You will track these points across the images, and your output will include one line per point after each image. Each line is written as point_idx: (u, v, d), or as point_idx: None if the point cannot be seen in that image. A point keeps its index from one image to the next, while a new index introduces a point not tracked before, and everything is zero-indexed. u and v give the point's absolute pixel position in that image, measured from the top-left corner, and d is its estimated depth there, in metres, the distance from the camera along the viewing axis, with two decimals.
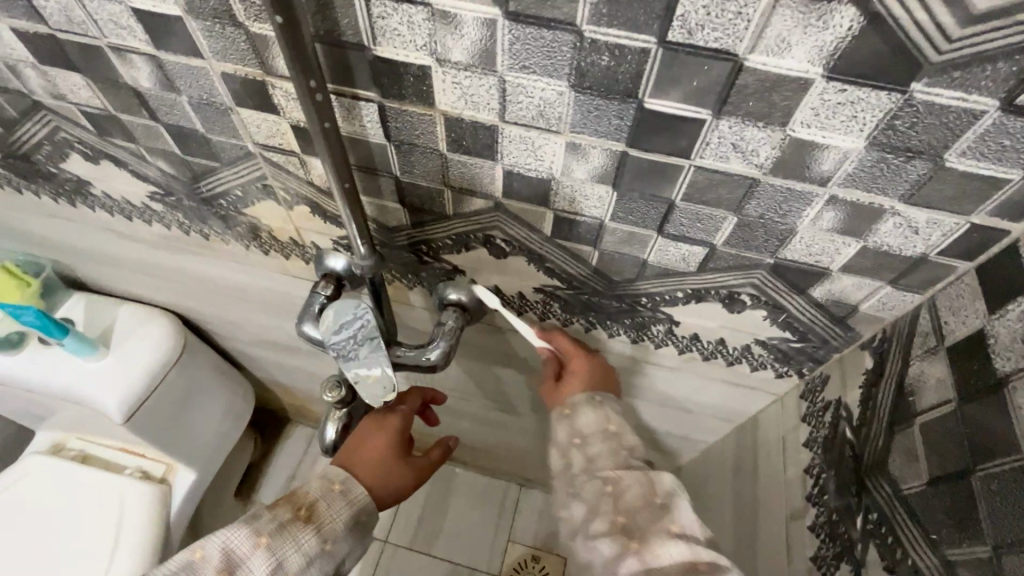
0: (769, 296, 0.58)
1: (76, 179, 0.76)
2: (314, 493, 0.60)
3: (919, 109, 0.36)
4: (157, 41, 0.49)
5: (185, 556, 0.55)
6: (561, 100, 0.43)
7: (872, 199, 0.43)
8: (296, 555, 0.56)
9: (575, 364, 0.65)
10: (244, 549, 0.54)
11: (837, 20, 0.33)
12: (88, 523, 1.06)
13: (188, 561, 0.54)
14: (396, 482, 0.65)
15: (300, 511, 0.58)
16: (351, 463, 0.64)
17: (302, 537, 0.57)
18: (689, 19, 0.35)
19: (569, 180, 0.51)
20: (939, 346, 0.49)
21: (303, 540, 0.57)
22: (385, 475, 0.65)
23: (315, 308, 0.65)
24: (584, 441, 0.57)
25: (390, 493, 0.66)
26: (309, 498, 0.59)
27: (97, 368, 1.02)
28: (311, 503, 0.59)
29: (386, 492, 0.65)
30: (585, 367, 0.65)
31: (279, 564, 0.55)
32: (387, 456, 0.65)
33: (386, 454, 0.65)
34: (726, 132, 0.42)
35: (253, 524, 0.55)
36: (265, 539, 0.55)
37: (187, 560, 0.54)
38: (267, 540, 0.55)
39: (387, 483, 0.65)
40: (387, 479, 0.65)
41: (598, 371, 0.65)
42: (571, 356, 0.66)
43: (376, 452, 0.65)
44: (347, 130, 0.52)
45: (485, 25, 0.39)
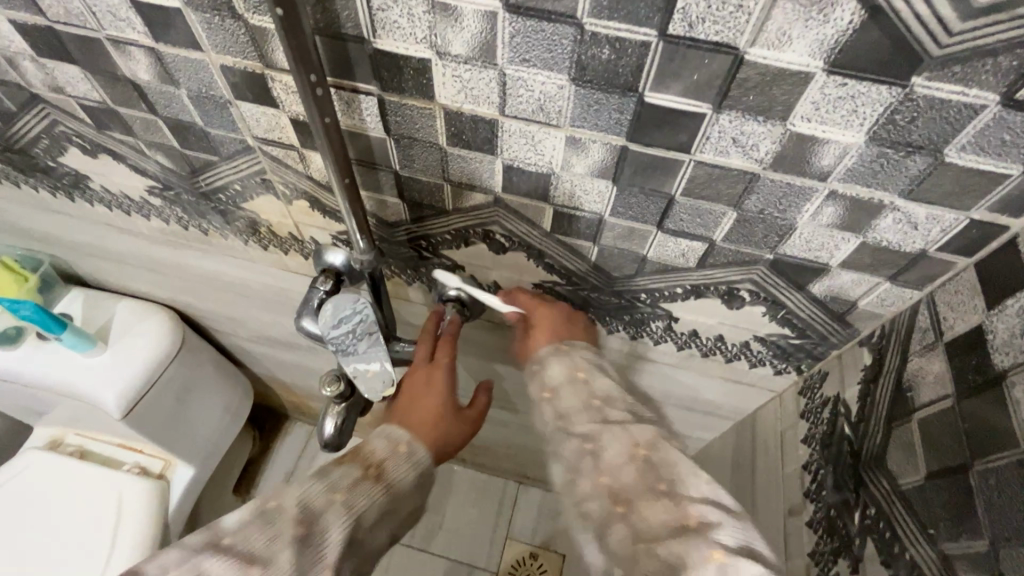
0: (768, 292, 0.58)
1: (75, 173, 0.76)
2: (381, 449, 0.54)
3: (919, 104, 0.36)
4: (157, 33, 0.49)
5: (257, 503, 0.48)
6: (561, 93, 0.43)
7: (872, 194, 0.43)
8: (372, 510, 0.51)
9: (537, 318, 0.63)
10: (321, 503, 0.48)
11: (838, 14, 0.33)
12: (87, 519, 1.06)
13: (260, 510, 0.47)
14: (454, 440, 0.60)
15: (369, 469, 0.52)
16: (407, 424, 0.58)
17: (376, 491, 0.51)
18: (690, 11, 0.35)
19: (569, 175, 0.51)
20: (937, 342, 0.49)
21: (376, 496, 0.51)
22: (445, 434, 0.59)
23: (313, 302, 0.64)
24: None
25: (449, 453, 0.60)
26: (378, 457, 0.53)
27: (95, 364, 1.02)
28: (380, 460, 0.53)
29: (446, 451, 0.60)
30: (546, 317, 0.63)
31: (358, 522, 0.50)
32: (443, 412, 0.60)
33: (442, 411, 0.60)
34: (726, 127, 0.42)
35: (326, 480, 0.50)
36: (341, 494, 0.49)
37: (257, 511, 0.47)
38: (344, 497, 0.49)
39: (447, 441, 0.59)
40: (447, 438, 0.59)
41: (563, 320, 0.63)
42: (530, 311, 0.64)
43: (431, 409, 0.60)
44: (347, 123, 0.52)
45: (485, 18, 0.39)
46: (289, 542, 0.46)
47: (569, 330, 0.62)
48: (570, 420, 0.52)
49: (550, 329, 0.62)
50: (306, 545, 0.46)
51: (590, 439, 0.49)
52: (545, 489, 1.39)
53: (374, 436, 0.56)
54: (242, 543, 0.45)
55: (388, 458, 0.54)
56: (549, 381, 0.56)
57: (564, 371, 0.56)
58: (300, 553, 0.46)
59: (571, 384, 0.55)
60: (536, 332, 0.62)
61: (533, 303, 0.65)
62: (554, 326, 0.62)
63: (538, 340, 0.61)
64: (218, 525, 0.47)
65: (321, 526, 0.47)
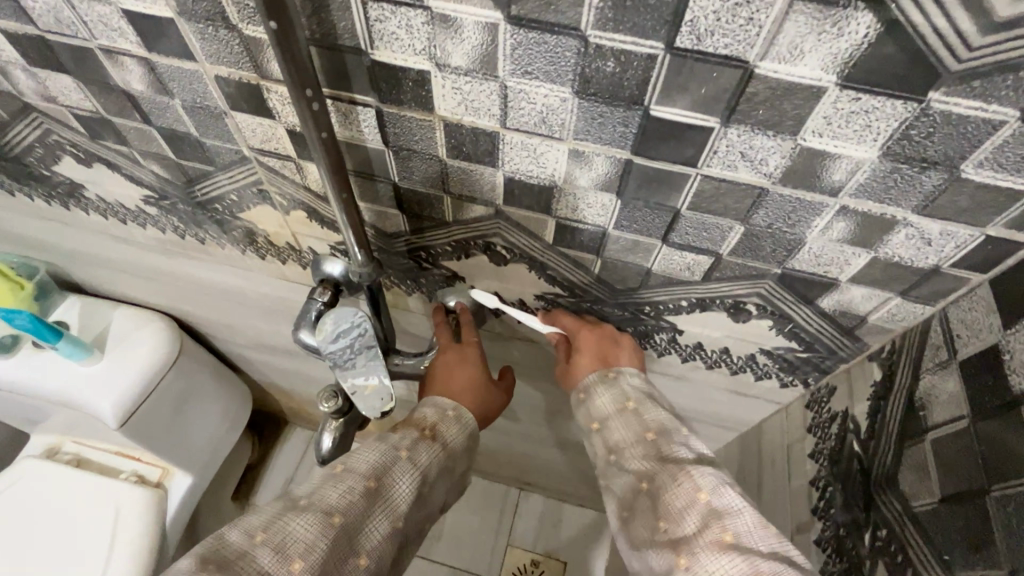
0: (775, 306, 0.56)
1: (69, 182, 0.75)
2: (431, 416, 0.58)
3: (936, 119, 0.35)
4: (149, 43, 0.47)
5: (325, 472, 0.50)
6: (565, 106, 0.42)
7: (884, 210, 0.42)
8: (433, 466, 0.54)
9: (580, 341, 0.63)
10: (388, 459, 0.51)
11: (853, 27, 0.31)
12: (83, 527, 1.05)
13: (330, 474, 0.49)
14: (492, 406, 0.64)
15: (424, 431, 0.56)
16: (451, 393, 0.61)
17: (433, 450, 0.55)
18: (699, 24, 0.33)
19: (572, 187, 0.49)
20: (951, 361, 0.48)
21: (434, 455, 0.55)
22: (484, 400, 0.63)
23: (312, 314, 0.63)
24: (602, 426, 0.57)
25: (487, 418, 0.64)
26: (430, 421, 0.57)
27: (92, 373, 1.01)
28: (434, 423, 0.57)
29: (484, 416, 0.64)
30: (589, 341, 0.63)
31: (422, 478, 0.52)
32: (481, 382, 0.63)
33: (480, 381, 0.63)
34: (735, 141, 0.40)
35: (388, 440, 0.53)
36: (406, 451, 0.53)
37: (329, 474, 0.49)
38: (408, 454, 0.52)
39: (486, 407, 0.63)
40: (485, 405, 0.63)
41: (606, 342, 0.64)
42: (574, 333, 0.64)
43: (470, 379, 0.63)
44: (344, 135, 0.51)
45: (486, 30, 0.38)
46: (364, 497, 0.47)
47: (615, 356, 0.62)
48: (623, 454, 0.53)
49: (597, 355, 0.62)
50: (378, 500, 0.48)
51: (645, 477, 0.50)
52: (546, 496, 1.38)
53: (425, 404, 0.59)
54: (322, 501, 0.46)
55: (440, 421, 0.58)
56: (595, 411, 0.58)
57: (613, 402, 0.58)
58: (373, 508, 0.48)
59: (620, 414, 0.56)
60: (583, 356, 0.62)
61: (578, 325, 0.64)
62: (600, 349, 0.62)
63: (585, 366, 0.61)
64: (289, 493, 0.48)
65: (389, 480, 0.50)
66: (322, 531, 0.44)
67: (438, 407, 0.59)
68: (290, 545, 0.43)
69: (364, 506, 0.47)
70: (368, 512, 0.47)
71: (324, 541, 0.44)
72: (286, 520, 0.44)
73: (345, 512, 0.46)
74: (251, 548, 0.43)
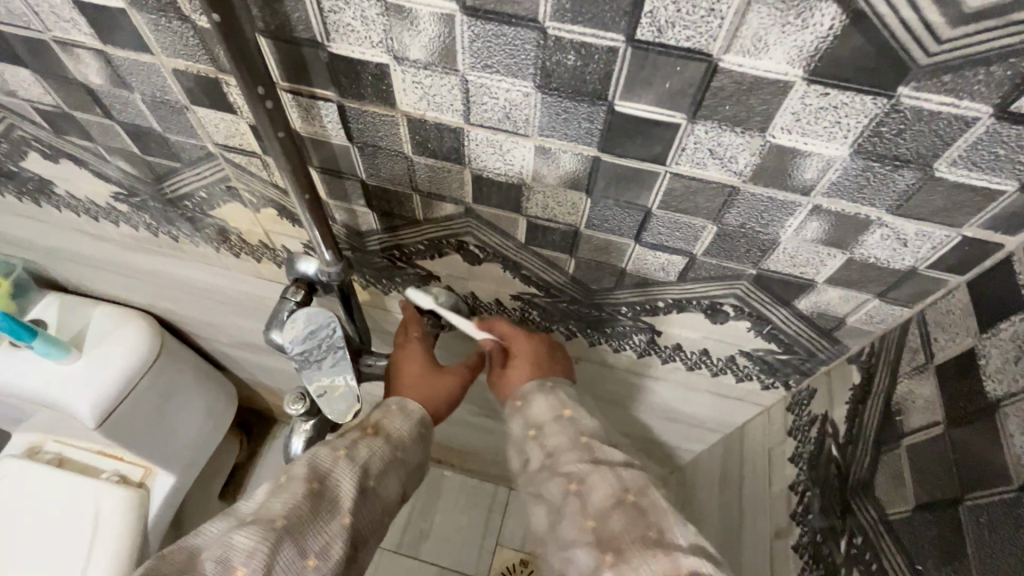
0: (753, 307, 0.55)
1: (38, 178, 0.73)
2: (375, 415, 0.58)
3: (907, 115, 0.34)
4: (103, 35, 0.46)
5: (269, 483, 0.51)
6: (528, 102, 0.40)
7: (858, 209, 0.41)
8: (375, 461, 0.54)
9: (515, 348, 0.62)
10: (328, 463, 0.52)
11: (816, 19, 0.30)
12: (64, 527, 1.04)
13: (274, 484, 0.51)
14: (444, 388, 0.62)
15: (367, 429, 0.56)
16: (394, 392, 0.61)
17: (375, 445, 0.55)
18: (659, 15, 0.32)
19: (542, 186, 0.48)
20: (928, 365, 0.46)
21: (376, 449, 0.55)
22: (429, 386, 0.61)
23: (282, 314, 0.62)
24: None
25: (444, 406, 0.62)
26: (372, 418, 0.58)
27: (70, 372, 0.99)
28: (375, 420, 0.57)
29: (442, 402, 0.62)
30: (525, 348, 0.62)
31: (364, 472, 0.53)
32: (425, 371, 0.62)
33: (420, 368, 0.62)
34: (703, 137, 0.39)
35: (330, 441, 0.54)
36: (344, 451, 0.53)
37: (273, 487, 0.50)
38: (346, 453, 0.53)
39: (438, 394, 0.62)
40: (433, 391, 0.61)
41: (540, 349, 0.62)
42: (510, 339, 0.63)
43: (414, 370, 0.62)
44: (307, 130, 0.49)
45: (442, 21, 0.36)
46: (308, 499, 0.49)
47: (549, 366, 0.61)
48: (557, 458, 0.51)
49: (533, 357, 0.61)
50: (323, 502, 0.50)
51: (575, 479, 0.48)
52: None
53: (372, 406, 0.60)
54: (267, 512, 0.48)
55: (382, 417, 0.58)
56: (533, 418, 0.55)
57: (551, 408, 0.55)
58: (318, 511, 0.49)
59: None
60: (516, 365, 0.61)
61: (515, 331, 0.63)
62: (534, 357, 0.61)
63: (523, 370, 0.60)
64: (240, 510, 0.49)
65: (332, 481, 0.51)
66: (263, 536, 0.46)
67: (382, 406, 0.59)
68: (230, 557, 0.45)
69: (309, 510, 0.48)
70: (313, 515, 0.48)
71: (265, 546, 0.45)
72: (230, 535, 0.46)
73: (287, 515, 0.47)
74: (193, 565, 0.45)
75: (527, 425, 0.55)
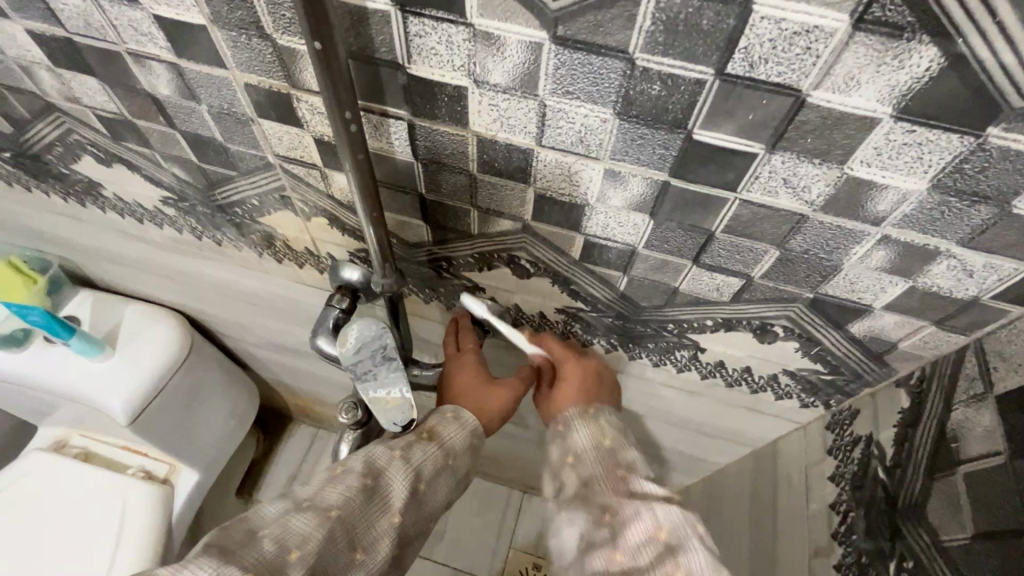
0: (804, 329, 0.55)
1: (87, 180, 0.74)
2: (430, 421, 0.59)
3: (992, 154, 0.34)
4: (179, 49, 0.47)
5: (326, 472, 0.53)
6: (604, 127, 0.41)
7: (928, 240, 0.41)
8: (429, 465, 0.55)
9: (564, 370, 0.65)
10: (384, 460, 0.53)
11: (914, 60, 0.31)
12: (90, 522, 1.05)
13: (330, 476, 0.52)
14: (499, 399, 0.63)
15: (422, 434, 0.57)
16: (450, 400, 0.62)
17: (429, 450, 0.56)
18: (753, 52, 0.33)
19: (604, 207, 0.48)
20: (987, 394, 0.47)
21: (430, 453, 0.56)
22: (484, 398, 0.62)
23: (329, 321, 0.63)
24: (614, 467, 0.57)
25: (498, 416, 0.63)
26: (428, 424, 0.58)
27: (103, 369, 1.00)
28: (430, 426, 0.58)
29: (495, 415, 0.62)
30: (574, 371, 0.65)
31: (416, 475, 0.54)
32: (478, 381, 0.63)
33: (477, 380, 0.63)
34: (778, 167, 0.39)
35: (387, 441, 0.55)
36: (399, 451, 0.54)
37: (329, 477, 0.52)
38: (402, 454, 0.54)
39: (492, 406, 0.62)
40: (487, 403, 0.62)
41: (590, 373, 0.65)
42: (561, 360, 0.66)
43: (468, 380, 0.63)
44: (373, 146, 0.50)
45: (530, 49, 0.37)
46: (361, 493, 0.50)
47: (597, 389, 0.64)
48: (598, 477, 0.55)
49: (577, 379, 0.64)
50: (374, 497, 0.51)
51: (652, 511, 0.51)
52: (551, 499, 1.38)
53: (429, 412, 0.61)
54: (323, 500, 0.49)
55: (438, 424, 0.58)
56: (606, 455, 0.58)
57: (591, 437, 0.57)
58: (370, 504, 0.51)
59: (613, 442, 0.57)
60: (566, 386, 0.63)
61: (564, 352, 0.66)
62: (583, 380, 0.64)
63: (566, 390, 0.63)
64: (295, 493, 0.51)
65: (385, 478, 0.52)
66: (319, 524, 0.47)
67: (438, 414, 0.60)
68: (286, 539, 0.46)
69: (361, 503, 0.50)
70: (365, 508, 0.50)
71: (319, 534, 0.47)
72: (288, 518, 0.47)
73: (342, 505, 0.49)
74: (254, 539, 0.45)
75: (567, 452, 0.57)
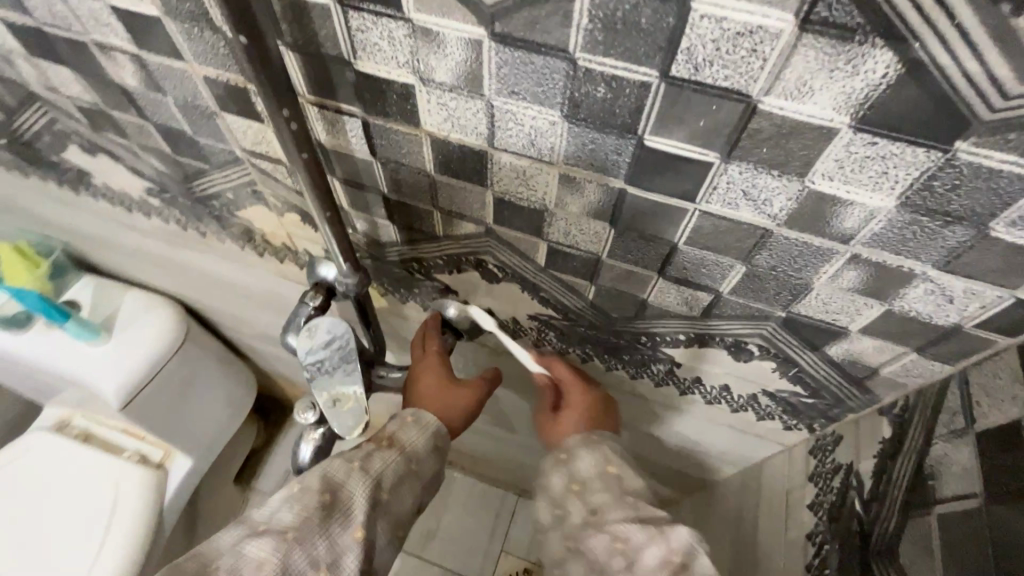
0: (779, 349, 0.52)
1: (77, 169, 0.75)
2: (389, 426, 0.58)
3: (963, 171, 0.31)
4: (139, 39, 0.46)
5: (284, 491, 0.51)
6: (554, 130, 0.39)
7: (900, 261, 0.38)
8: (388, 474, 0.54)
9: (571, 396, 0.62)
10: (342, 474, 0.52)
11: (868, 66, 0.28)
12: (85, 503, 1.07)
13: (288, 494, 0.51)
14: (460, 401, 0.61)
15: (381, 441, 0.56)
16: (412, 403, 0.60)
17: (389, 457, 0.55)
18: (696, 54, 0.30)
19: (563, 213, 0.46)
20: (967, 430, 0.43)
21: (390, 462, 0.54)
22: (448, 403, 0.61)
23: (300, 318, 0.61)
24: (583, 486, 0.53)
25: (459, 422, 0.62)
26: (387, 429, 0.57)
27: (98, 354, 1.02)
28: (390, 432, 0.57)
29: (456, 418, 0.61)
30: (580, 400, 0.61)
31: (376, 485, 0.53)
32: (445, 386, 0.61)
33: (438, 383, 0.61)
34: (736, 178, 0.37)
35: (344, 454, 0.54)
36: (357, 463, 0.53)
37: (285, 495, 0.51)
38: (360, 465, 0.53)
39: (452, 408, 0.61)
40: (449, 406, 0.61)
41: (597, 406, 0.61)
42: (568, 386, 0.62)
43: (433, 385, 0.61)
44: (332, 143, 0.49)
45: (470, 46, 0.35)
46: (319, 510, 0.49)
47: (601, 421, 0.60)
48: (588, 498, 0.53)
49: (584, 408, 0.61)
50: (334, 514, 0.50)
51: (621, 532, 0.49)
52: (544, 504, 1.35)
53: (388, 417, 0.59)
54: (279, 522, 0.48)
55: (397, 429, 0.57)
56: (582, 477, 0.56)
57: (595, 463, 0.55)
58: (330, 518, 0.49)
59: (593, 457, 0.55)
60: (568, 415, 0.61)
61: (572, 378, 0.63)
62: (588, 412, 0.60)
63: (573, 419, 0.60)
64: (252, 518, 0.50)
65: (343, 492, 0.51)
66: (275, 548, 0.47)
67: (398, 418, 0.59)
68: (244, 566, 0.46)
69: (319, 521, 0.49)
70: (324, 526, 0.49)
71: (276, 557, 0.46)
72: (245, 546, 0.47)
73: (297, 526, 0.48)
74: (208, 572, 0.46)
75: (570, 481, 0.55)
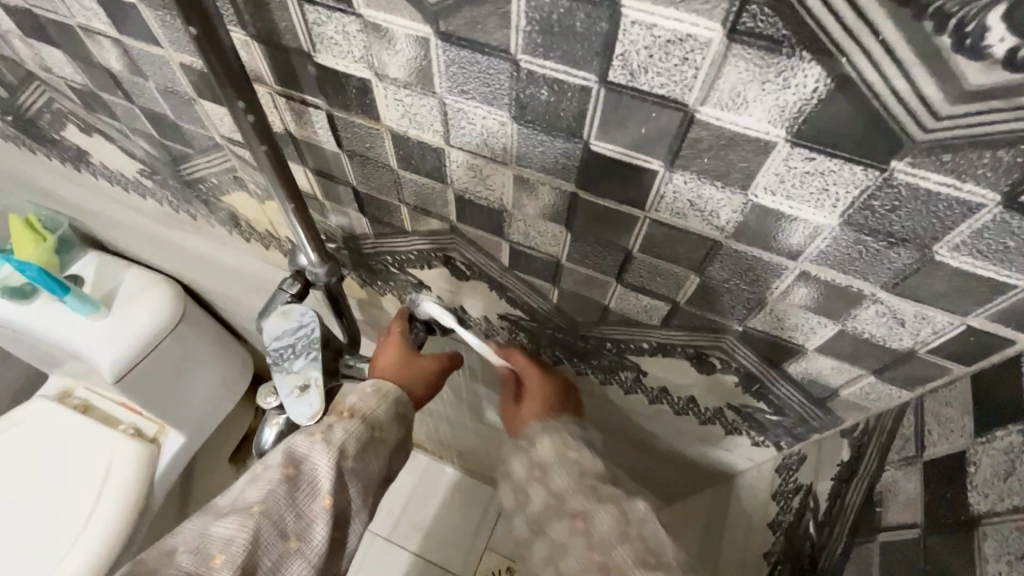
0: (739, 362, 0.52)
1: (76, 148, 0.78)
2: (350, 398, 0.57)
3: (902, 192, 0.30)
4: (118, 25, 0.47)
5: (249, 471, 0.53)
6: (504, 130, 0.39)
7: (849, 282, 0.37)
8: (352, 442, 0.54)
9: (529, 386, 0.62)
10: (304, 448, 0.53)
11: (798, 80, 0.27)
12: (80, 468, 1.10)
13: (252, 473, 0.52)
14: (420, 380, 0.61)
15: (342, 413, 0.56)
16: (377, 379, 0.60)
17: (350, 425, 0.55)
18: (631, 59, 0.30)
19: (522, 215, 0.46)
20: (917, 459, 0.43)
21: (351, 430, 0.54)
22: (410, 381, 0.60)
23: (277, 302, 0.62)
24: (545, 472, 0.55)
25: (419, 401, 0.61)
26: (347, 401, 0.57)
27: (96, 327, 1.05)
28: (351, 404, 0.56)
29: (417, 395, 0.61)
30: (539, 386, 0.62)
31: (340, 452, 0.53)
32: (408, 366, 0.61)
33: (402, 362, 0.61)
34: (681, 187, 0.36)
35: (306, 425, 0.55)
36: (320, 435, 0.54)
37: (250, 477, 0.52)
38: (322, 437, 0.53)
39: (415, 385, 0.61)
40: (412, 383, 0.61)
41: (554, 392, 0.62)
42: (526, 374, 0.63)
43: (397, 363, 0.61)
44: (301, 134, 0.50)
45: (418, 43, 0.35)
46: (282, 484, 0.50)
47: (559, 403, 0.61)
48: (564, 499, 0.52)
49: (544, 397, 0.61)
50: (299, 486, 0.50)
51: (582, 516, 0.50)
52: None
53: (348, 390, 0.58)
54: (244, 502, 0.49)
55: (358, 401, 0.57)
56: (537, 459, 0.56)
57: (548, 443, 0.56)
58: (295, 492, 0.50)
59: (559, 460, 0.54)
60: (527, 405, 0.61)
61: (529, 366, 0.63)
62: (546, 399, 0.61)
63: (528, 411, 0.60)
64: (218, 504, 0.51)
65: (307, 464, 0.52)
66: (242, 524, 0.47)
67: (359, 390, 0.58)
68: (207, 542, 0.47)
69: (285, 494, 0.49)
70: (291, 499, 0.50)
71: (244, 535, 0.47)
72: (211, 527, 0.48)
73: (264, 501, 0.49)
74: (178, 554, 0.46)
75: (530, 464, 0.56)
